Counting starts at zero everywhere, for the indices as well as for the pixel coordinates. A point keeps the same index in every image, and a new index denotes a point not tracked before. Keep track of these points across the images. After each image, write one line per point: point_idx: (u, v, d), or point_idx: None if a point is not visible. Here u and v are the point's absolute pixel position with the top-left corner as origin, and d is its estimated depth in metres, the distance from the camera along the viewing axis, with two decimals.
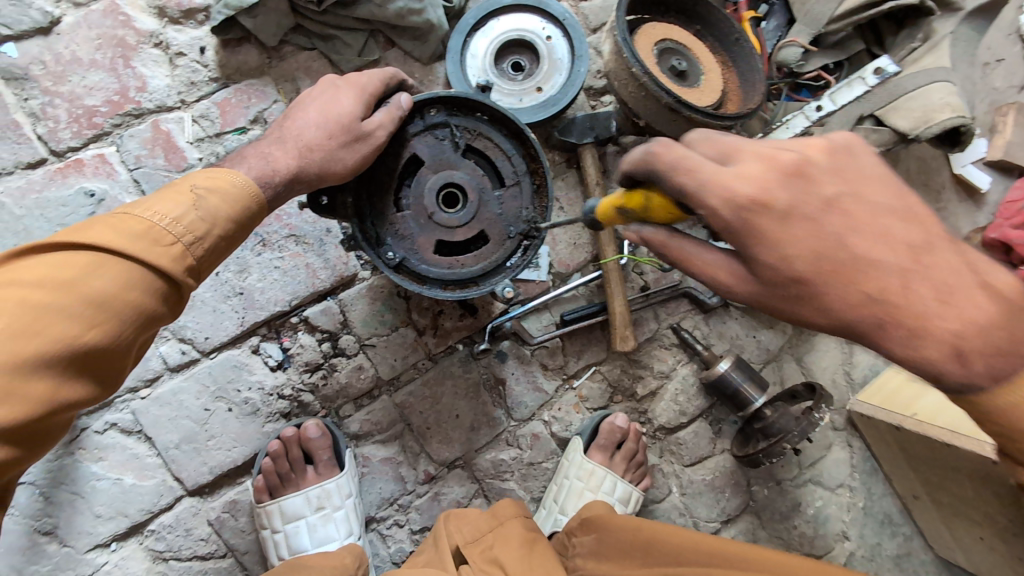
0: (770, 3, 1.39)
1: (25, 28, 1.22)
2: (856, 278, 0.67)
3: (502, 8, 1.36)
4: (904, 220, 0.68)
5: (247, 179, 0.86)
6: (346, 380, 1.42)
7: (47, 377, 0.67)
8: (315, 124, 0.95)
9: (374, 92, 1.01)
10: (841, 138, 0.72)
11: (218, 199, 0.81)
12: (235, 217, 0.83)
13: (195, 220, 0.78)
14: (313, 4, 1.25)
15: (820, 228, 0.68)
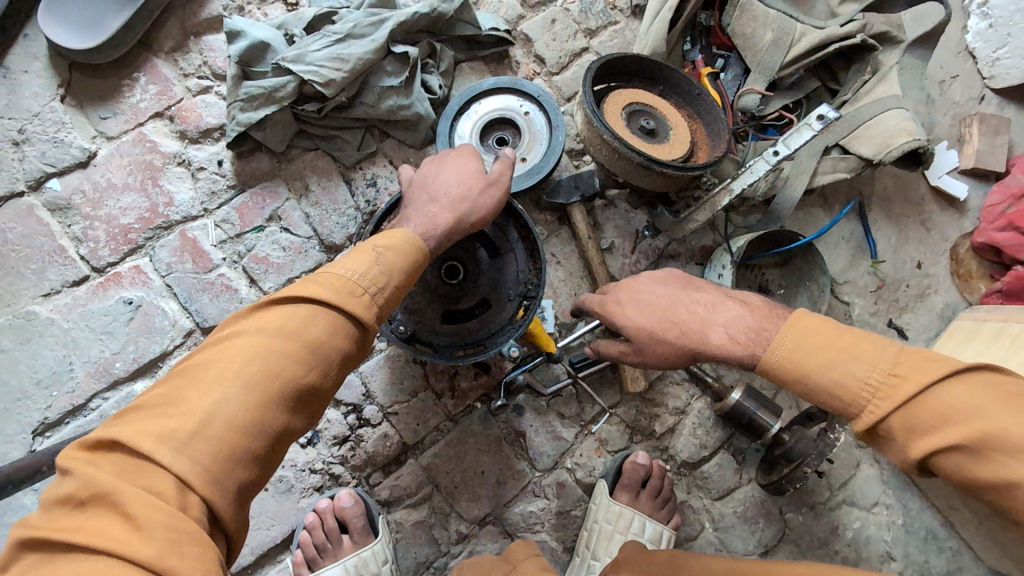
0: (726, 56, 1.58)
1: (67, 164, 1.38)
2: (670, 319, 1.01)
3: (482, 93, 1.50)
4: (697, 289, 1.04)
5: (414, 235, 0.96)
6: (373, 449, 1.49)
7: (281, 412, 0.78)
8: (453, 180, 1.09)
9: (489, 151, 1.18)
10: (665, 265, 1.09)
11: (401, 253, 0.92)
12: (408, 268, 0.93)
13: (383, 274, 0.89)
14: (314, 111, 1.40)
15: (638, 299, 1.05)
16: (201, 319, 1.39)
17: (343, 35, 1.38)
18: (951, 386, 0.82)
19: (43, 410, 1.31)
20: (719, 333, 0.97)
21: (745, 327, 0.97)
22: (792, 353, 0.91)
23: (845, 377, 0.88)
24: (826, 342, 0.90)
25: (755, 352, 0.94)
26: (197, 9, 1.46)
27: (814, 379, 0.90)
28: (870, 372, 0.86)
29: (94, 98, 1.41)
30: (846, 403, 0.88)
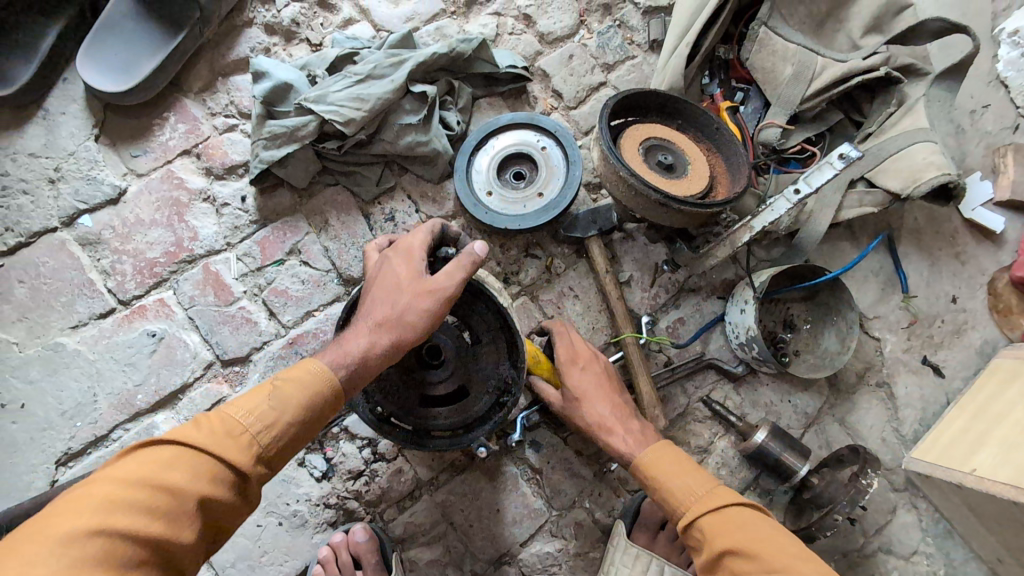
0: (745, 90, 1.57)
1: (99, 201, 1.42)
2: (598, 405, 1.26)
3: (499, 128, 1.52)
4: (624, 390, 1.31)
5: (321, 366, 0.98)
6: (387, 484, 1.47)
7: (118, 568, 0.74)
8: (388, 293, 1.04)
9: (423, 247, 1.09)
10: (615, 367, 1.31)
11: (306, 388, 0.94)
12: (304, 404, 0.94)
13: (280, 408, 0.91)
14: (335, 148, 1.43)
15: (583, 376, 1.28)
16: (221, 351, 1.41)
17: (364, 75, 1.41)
18: (745, 511, 1.06)
19: (66, 440, 1.33)
20: (619, 437, 1.22)
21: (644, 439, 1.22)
22: (652, 462, 1.16)
23: (679, 488, 1.12)
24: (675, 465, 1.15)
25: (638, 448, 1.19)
26: (226, 51, 1.52)
27: (661, 485, 1.14)
28: (697, 485, 1.11)
29: (126, 136, 1.46)
30: (674, 508, 1.12)
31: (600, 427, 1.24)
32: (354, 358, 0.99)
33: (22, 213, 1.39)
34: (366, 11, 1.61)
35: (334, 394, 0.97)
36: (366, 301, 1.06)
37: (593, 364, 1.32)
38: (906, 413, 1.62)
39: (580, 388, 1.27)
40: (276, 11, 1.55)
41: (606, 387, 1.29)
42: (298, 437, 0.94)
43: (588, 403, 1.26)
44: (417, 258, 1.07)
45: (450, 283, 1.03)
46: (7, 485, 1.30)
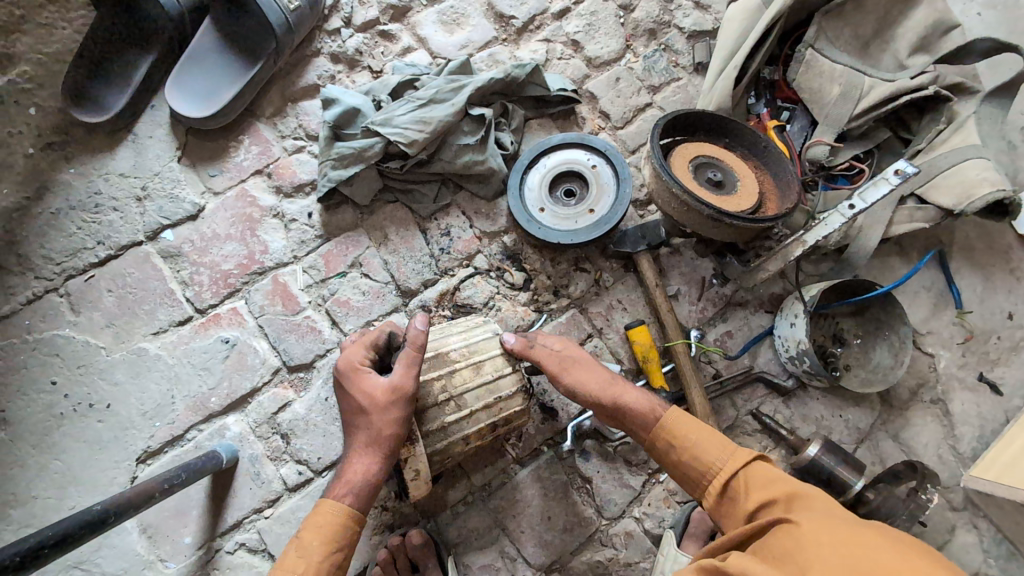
0: (791, 109, 1.61)
1: (180, 216, 1.53)
2: (599, 373, 1.28)
3: (551, 148, 1.59)
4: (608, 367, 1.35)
5: (335, 501, 1.13)
6: (442, 489, 1.52)
7: None
8: (360, 415, 1.16)
9: (361, 365, 1.20)
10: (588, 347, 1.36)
11: (337, 520, 1.12)
12: (328, 539, 1.11)
13: (313, 554, 1.09)
14: (397, 167, 1.52)
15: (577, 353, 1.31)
16: (288, 358, 1.50)
17: (426, 100, 1.50)
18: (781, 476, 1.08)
19: (146, 439, 1.42)
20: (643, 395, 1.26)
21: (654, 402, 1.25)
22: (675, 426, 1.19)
23: (704, 454, 1.16)
24: (692, 429, 1.19)
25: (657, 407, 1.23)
26: (296, 79, 1.64)
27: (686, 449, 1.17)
28: (717, 448, 1.16)
29: (205, 158, 1.57)
30: (706, 469, 1.15)
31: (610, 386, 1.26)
32: (359, 481, 1.14)
33: (112, 228, 1.50)
34: (424, 40, 1.71)
35: (355, 516, 1.14)
36: (347, 425, 1.19)
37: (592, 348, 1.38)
38: (963, 430, 1.60)
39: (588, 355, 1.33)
40: (341, 42, 1.67)
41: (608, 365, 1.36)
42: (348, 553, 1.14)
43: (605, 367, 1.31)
44: (368, 376, 1.18)
45: (400, 388, 1.14)
46: (92, 480, 1.39)
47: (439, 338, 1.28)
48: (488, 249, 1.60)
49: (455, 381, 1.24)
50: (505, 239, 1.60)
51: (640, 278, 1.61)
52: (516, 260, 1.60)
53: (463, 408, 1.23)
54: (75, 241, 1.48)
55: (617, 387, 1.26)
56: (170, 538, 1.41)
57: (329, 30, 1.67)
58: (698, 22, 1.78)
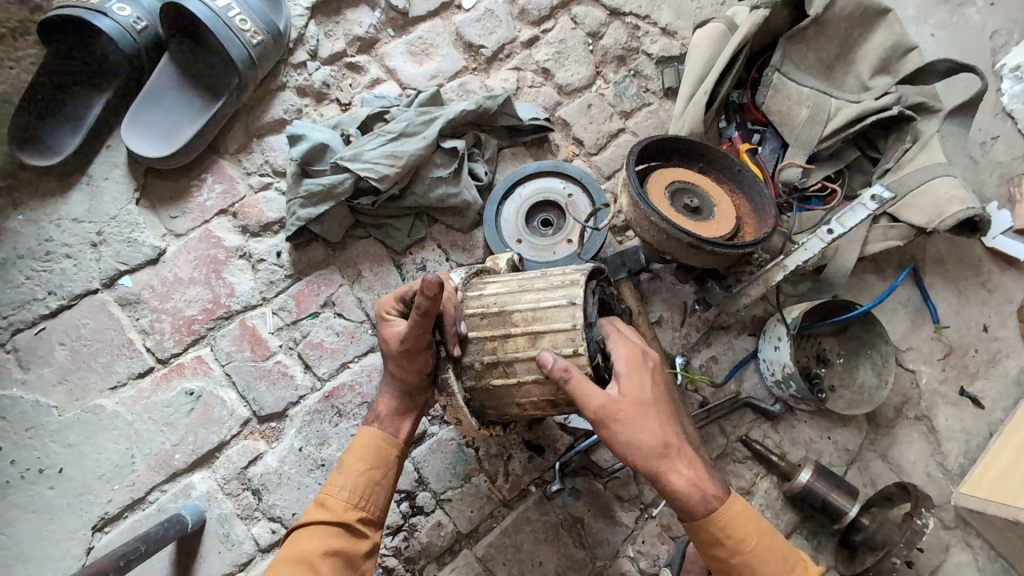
0: (762, 130, 1.62)
1: (138, 261, 1.45)
2: (653, 432, 1.04)
3: (525, 177, 1.58)
4: (666, 402, 1.09)
5: (371, 428, 1.14)
6: (427, 538, 1.44)
7: None
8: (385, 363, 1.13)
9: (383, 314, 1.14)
10: (656, 371, 1.09)
11: (376, 446, 1.13)
12: (370, 460, 1.11)
13: (356, 472, 1.09)
14: (368, 203, 1.47)
15: (637, 397, 1.04)
16: (258, 407, 1.42)
17: (396, 133, 1.47)
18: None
19: (104, 504, 1.32)
20: (698, 472, 1.06)
21: (706, 486, 1.07)
22: (740, 518, 1.07)
23: (770, 552, 1.07)
24: (749, 528, 1.07)
25: (716, 497, 1.06)
26: (261, 114, 1.59)
27: (747, 546, 1.06)
28: (786, 549, 1.09)
29: (165, 199, 1.50)
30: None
31: (660, 455, 1.03)
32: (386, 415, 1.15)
33: (64, 277, 1.41)
34: (393, 71, 1.68)
35: (391, 446, 1.14)
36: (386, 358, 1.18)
37: (659, 373, 1.10)
38: (949, 446, 1.60)
39: (653, 397, 1.06)
40: (307, 75, 1.63)
41: (672, 402, 1.11)
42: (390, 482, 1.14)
43: (664, 420, 1.05)
44: (392, 321, 1.13)
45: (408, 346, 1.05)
46: (45, 553, 1.28)
47: (513, 295, 1.12)
48: None
49: (508, 345, 1.09)
50: None
51: (622, 306, 1.58)
52: None
53: (511, 375, 1.10)
54: (23, 293, 1.39)
55: (666, 459, 1.03)
56: None
57: (294, 63, 1.63)
58: (666, 48, 1.79)
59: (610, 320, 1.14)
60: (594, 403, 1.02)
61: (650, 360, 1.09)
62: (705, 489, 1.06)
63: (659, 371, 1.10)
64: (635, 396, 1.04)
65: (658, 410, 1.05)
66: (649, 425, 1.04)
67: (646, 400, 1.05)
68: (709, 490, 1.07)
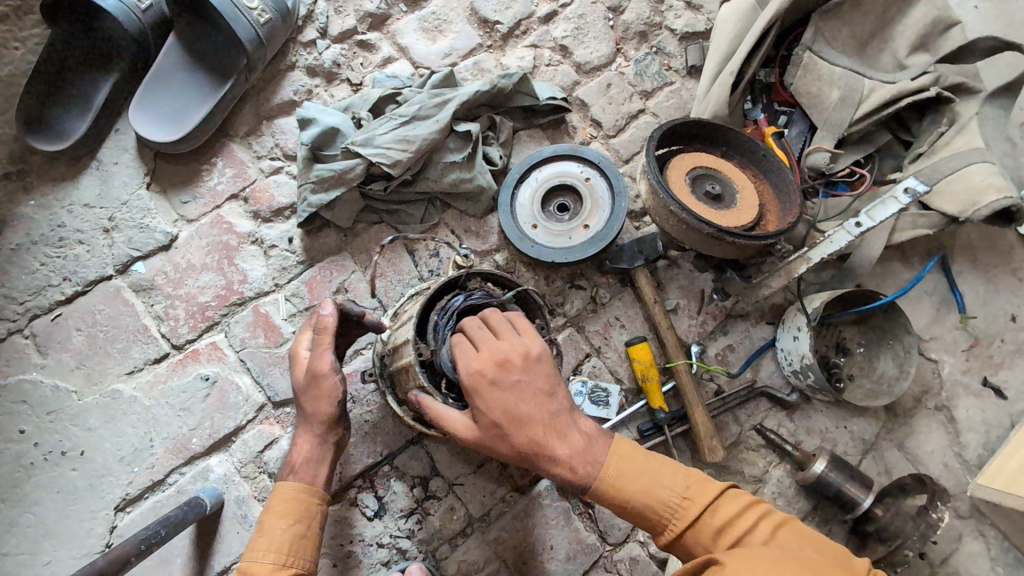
0: (789, 113, 1.56)
1: (150, 248, 1.44)
2: (515, 435, 1.02)
3: (541, 161, 1.53)
4: (528, 394, 1.02)
5: (288, 486, 1.16)
6: (440, 522, 1.45)
7: None
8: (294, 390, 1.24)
9: (296, 350, 1.25)
10: (507, 360, 1.01)
11: (300, 505, 1.15)
12: (292, 516, 1.13)
13: (280, 526, 1.11)
14: (381, 189, 1.45)
15: (488, 410, 1.01)
16: (272, 393, 1.42)
17: (409, 117, 1.43)
18: (743, 500, 1.00)
19: (125, 486, 1.34)
20: (563, 467, 1.02)
21: (580, 460, 1.02)
22: (615, 483, 1.02)
23: (654, 501, 1.01)
24: (630, 477, 1.02)
25: (587, 475, 1.02)
26: (271, 95, 1.55)
27: (630, 502, 1.02)
28: (669, 496, 1.00)
29: (175, 183, 1.48)
30: (657, 523, 1.01)
31: (528, 455, 1.02)
32: (306, 452, 1.20)
33: (78, 263, 1.41)
34: (405, 49, 1.63)
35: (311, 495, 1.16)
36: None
37: (509, 375, 1.02)
38: (969, 437, 1.57)
39: (502, 413, 1.01)
40: (317, 54, 1.58)
41: (533, 397, 1.02)
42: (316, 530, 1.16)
43: (518, 430, 1.01)
44: (302, 357, 1.24)
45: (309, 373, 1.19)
46: (68, 532, 1.31)
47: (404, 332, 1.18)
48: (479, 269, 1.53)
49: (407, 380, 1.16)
50: (497, 258, 1.54)
51: (638, 293, 1.56)
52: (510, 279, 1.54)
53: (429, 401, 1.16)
54: (38, 278, 1.39)
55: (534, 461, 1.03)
56: None
57: (304, 42, 1.58)
58: (690, 23, 1.71)
59: (462, 325, 1.06)
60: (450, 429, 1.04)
61: (489, 373, 1.00)
62: (581, 465, 1.02)
63: (508, 374, 1.01)
64: (482, 419, 1.02)
65: (506, 426, 1.01)
66: (510, 435, 1.02)
67: (491, 424, 1.01)
68: (586, 462, 1.02)
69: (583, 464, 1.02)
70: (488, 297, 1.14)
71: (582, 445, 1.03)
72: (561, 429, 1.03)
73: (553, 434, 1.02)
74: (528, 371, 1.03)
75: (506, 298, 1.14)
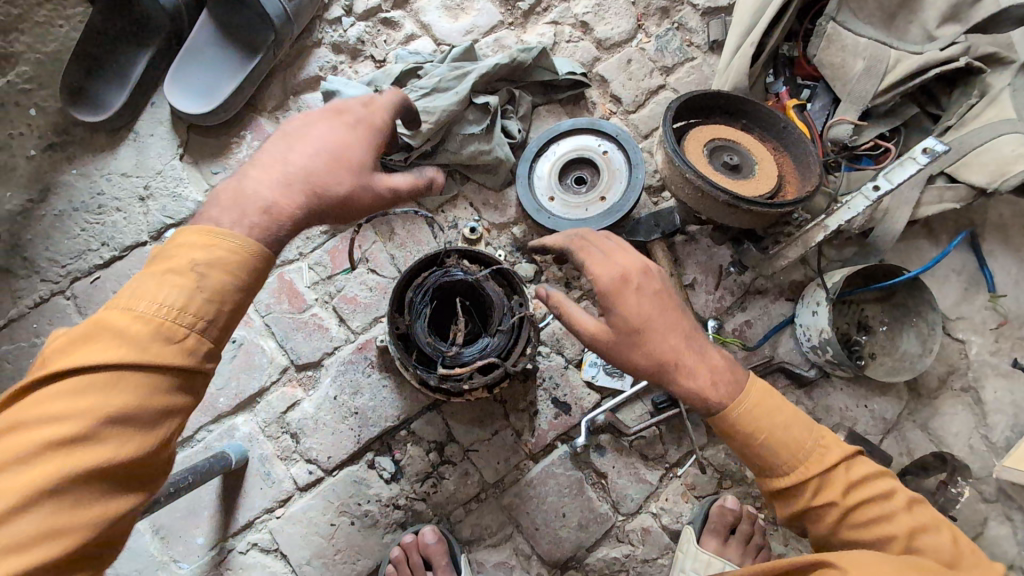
0: (812, 87, 1.53)
1: (183, 216, 1.50)
2: (655, 338, 0.98)
3: (561, 134, 1.55)
4: (670, 304, 1.00)
5: (241, 240, 0.84)
6: (455, 487, 1.48)
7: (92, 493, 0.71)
8: (309, 152, 0.93)
9: (337, 107, 0.98)
10: (643, 270, 1.01)
11: (191, 260, 0.81)
12: (230, 283, 0.83)
13: (192, 290, 0.80)
14: (401, 160, 1.48)
15: (628, 309, 0.98)
16: (295, 356, 1.49)
17: (429, 89, 1.46)
18: (875, 470, 0.98)
19: None
20: (703, 380, 0.98)
21: (719, 379, 0.99)
22: (754, 410, 0.98)
23: (790, 441, 0.97)
24: (767, 415, 0.98)
25: (726, 397, 0.98)
26: (297, 71, 1.60)
27: (766, 437, 0.98)
28: (808, 439, 0.98)
29: (206, 155, 1.54)
30: (789, 463, 0.97)
31: (663, 364, 0.99)
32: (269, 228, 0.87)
33: (116, 229, 1.48)
34: (428, 26, 1.66)
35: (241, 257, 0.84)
36: (272, 159, 0.92)
37: (652, 285, 1.01)
38: (996, 419, 1.52)
39: (642, 319, 0.99)
40: (342, 31, 1.62)
41: (674, 309, 1.01)
42: (219, 312, 0.81)
43: (657, 337, 0.99)
44: (344, 120, 0.97)
45: (371, 147, 0.97)
46: None
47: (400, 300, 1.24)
48: (497, 241, 1.55)
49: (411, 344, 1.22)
50: (515, 230, 1.56)
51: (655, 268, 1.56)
52: (527, 251, 1.56)
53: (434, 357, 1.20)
54: (79, 243, 1.47)
55: (668, 371, 0.99)
56: (182, 539, 1.41)
57: (330, 20, 1.63)
58: None
59: (588, 234, 1.06)
60: (579, 333, 1.03)
61: (636, 278, 0.99)
62: (719, 383, 0.99)
63: (650, 279, 1.01)
64: (618, 322, 0.99)
65: (645, 331, 0.98)
66: (651, 337, 0.98)
67: (629, 329, 0.98)
68: (724, 382, 0.99)
69: (721, 383, 0.99)
70: (464, 274, 1.22)
71: (721, 367, 1.00)
72: (698, 345, 1.01)
73: (691, 346, 1.00)
74: (663, 285, 1.02)
75: (482, 275, 1.22)
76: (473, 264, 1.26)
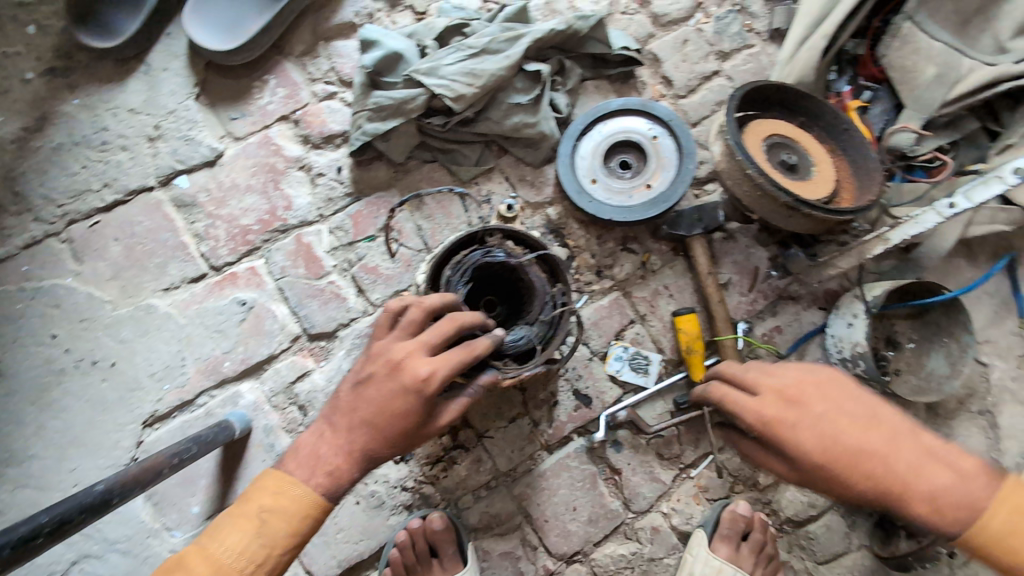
0: (874, 89, 1.47)
1: (196, 162, 1.38)
2: (862, 466, 0.93)
3: (608, 113, 1.45)
4: (865, 427, 0.94)
5: (304, 488, 0.95)
6: (466, 472, 1.43)
7: None
8: (358, 408, 0.96)
9: (380, 363, 0.98)
10: (812, 390, 0.97)
11: (256, 505, 0.94)
12: (291, 531, 0.94)
13: (272, 537, 0.92)
14: (439, 125, 1.39)
15: (806, 441, 0.95)
16: (309, 324, 1.37)
17: (478, 50, 1.37)
18: None
19: (154, 402, 1.31)
20: (933, 508, 0.91)
21: (949, 497, 0.90)
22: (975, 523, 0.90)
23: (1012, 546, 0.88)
24: (1006, 517, 0.89)
25: (940, 512, 0.91)
26: (330, 15, 1.47)
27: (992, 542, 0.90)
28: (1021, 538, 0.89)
29: (225, 98, 1.42)
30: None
31: (888, 494, 0.93)
32: (323, 467, 0.96)
33: (120, 170, 1.36)
34: None
35: (306, 504, 0.94)
36: (334, 410, 0.99)
37: (810, 408, 0.96)
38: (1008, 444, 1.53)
39: (821, 450, 0.94)
40: None
41: (861, 423, 0.94)
42: (270, 559, 0.92)
43: (872, 464, 0.92)
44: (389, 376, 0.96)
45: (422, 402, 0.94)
46: (94, 442, 1.28)
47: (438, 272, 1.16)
48: (530, 221, 1.47)
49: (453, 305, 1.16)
50: (550, 212, 1.48)
51: (691, 264, 1.49)
52: (559, 235, 1.48)
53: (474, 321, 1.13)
54: (79, 182, 1.34)
55: (905, 501, 0.92)
56: (176, 507, 1.31)
57: None
58: None
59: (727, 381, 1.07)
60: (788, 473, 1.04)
61: (791, 412, 0.97)
62: (959, 503, 0.90)
63: (808, 405, 0.96)
64: (806, 461, 0.95)
65: (845, 462, 0.93)
66: (860, 472, 0.93)
67: (818, 464, 0.95)
68: (968, 502, 0.90)
69: (960, 504, 0.90)
70: (507, 256, 1.14)
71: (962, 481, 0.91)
72: (893, 454, 0.92)
73: (904, 465, 0.92)
74: (831, 406, 0.96)
75: (526, 260, 1.14)
76: (517, 247, 1.18)
